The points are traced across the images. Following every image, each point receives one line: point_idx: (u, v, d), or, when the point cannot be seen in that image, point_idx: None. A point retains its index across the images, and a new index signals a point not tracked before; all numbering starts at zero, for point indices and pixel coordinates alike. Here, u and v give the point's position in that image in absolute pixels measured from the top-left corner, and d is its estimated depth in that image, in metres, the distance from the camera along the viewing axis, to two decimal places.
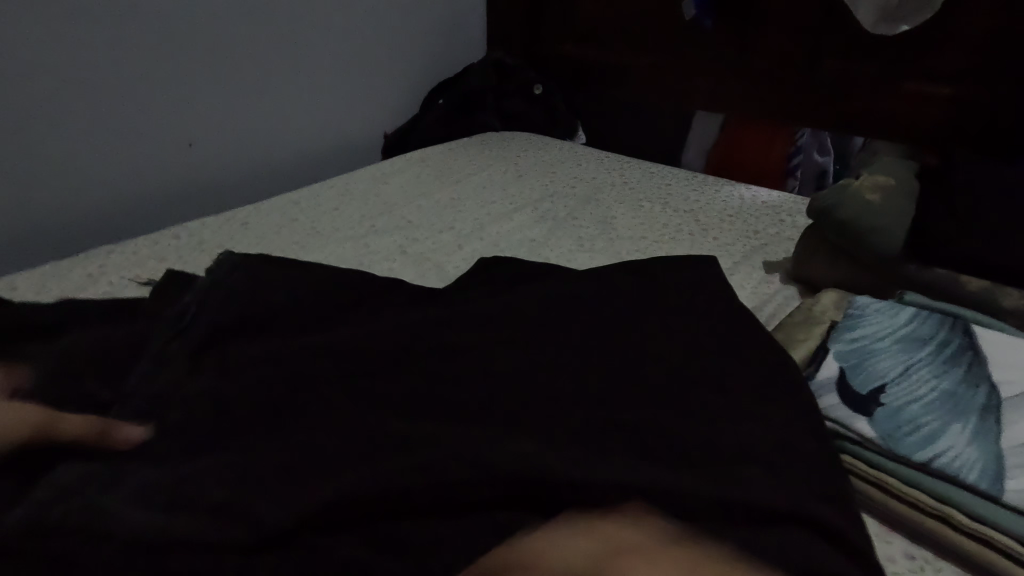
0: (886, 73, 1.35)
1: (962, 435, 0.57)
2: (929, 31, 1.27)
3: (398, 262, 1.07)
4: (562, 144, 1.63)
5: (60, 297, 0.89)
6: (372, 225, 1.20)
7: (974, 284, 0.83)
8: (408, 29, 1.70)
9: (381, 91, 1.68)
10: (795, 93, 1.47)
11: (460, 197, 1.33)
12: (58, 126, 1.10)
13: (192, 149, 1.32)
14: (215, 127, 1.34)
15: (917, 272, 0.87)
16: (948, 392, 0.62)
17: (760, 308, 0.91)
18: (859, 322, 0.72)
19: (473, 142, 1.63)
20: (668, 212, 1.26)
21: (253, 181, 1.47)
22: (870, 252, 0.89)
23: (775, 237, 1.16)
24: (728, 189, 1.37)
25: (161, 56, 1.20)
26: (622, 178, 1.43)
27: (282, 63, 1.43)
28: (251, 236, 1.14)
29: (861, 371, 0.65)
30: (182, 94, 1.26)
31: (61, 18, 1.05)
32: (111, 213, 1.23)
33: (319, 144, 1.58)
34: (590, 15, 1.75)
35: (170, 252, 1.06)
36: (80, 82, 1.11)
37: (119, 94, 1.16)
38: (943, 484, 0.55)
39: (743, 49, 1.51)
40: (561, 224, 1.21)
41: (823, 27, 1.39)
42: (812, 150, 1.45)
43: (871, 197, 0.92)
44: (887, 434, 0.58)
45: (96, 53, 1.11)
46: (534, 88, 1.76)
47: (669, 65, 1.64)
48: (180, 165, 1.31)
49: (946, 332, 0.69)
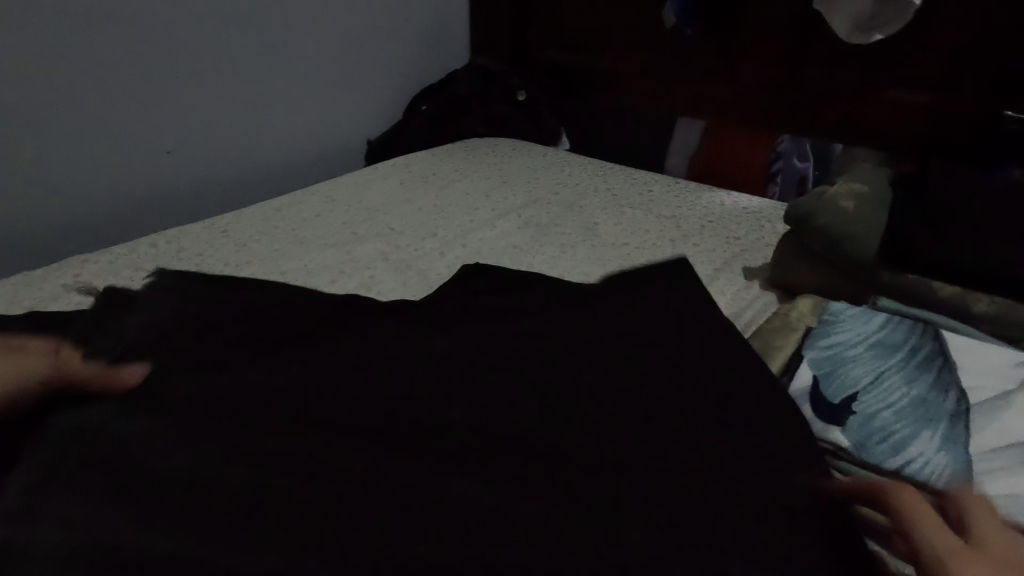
0: (863, 80, 1.37)
1: (932, 442, 0.58)
2: (905, 40, 1.29)
3: (379, 270, 1.06)
4: (545, 150, 1.63)
5: (30, 309, 0.87)
6: (353, 233, 1.19)
7: (945, 290, 0.85)
8: (391, 35, 1.70)
9: (364, 98, 1.68)
10: (775, 102, 1.49)
11: (444, 204, 1.33)
12: (30, 134, 1.09)
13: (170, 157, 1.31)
14: (195, 135, 1.33)
15: (891, 279, 0.88)
16: (919, 399, 0.63)
17: (739, 314, 0.92)
18: (833, 329, 0.73)
19: (456, 149, 1.63)
20: (650, 218, 1.27)
21: (233, 189, 1.45)
22: (847, 258, 0.90)
23: (754, 242, 1.17)
24: (709, 195, 1.38)
25: (138, 64, 1.19)
26: (605, 184, 1.43)
27: (263, 70, 1.42)
28: (231, 243, 1.12)
29: (835, 379, 0.66)
30: (160, 102, 1.25)
31: (33, 22, 1.04)
32: (85, 222, 1.21)
33: (302, 151, 1.57)
34: (572, 23, 1.76)
35: (148, 260, 1.05)
36: (56, 90, 1.09)
37: (94, 101, 1.15)
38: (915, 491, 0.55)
39: (724, 56, 1.52)
40: (544, 231, 1.21)
41: (801, 35, 1.40)
42: (792, 157, 1.53)
43: (846, 204, 0.93)
44: (859, 442, 0.59)
45: (70, 58, 1.10)
46: (518, 95, 1.76)
47: (652, 71, 1.65)
48: (158, 173, 1.30)
49: (917, 338, 0.71)
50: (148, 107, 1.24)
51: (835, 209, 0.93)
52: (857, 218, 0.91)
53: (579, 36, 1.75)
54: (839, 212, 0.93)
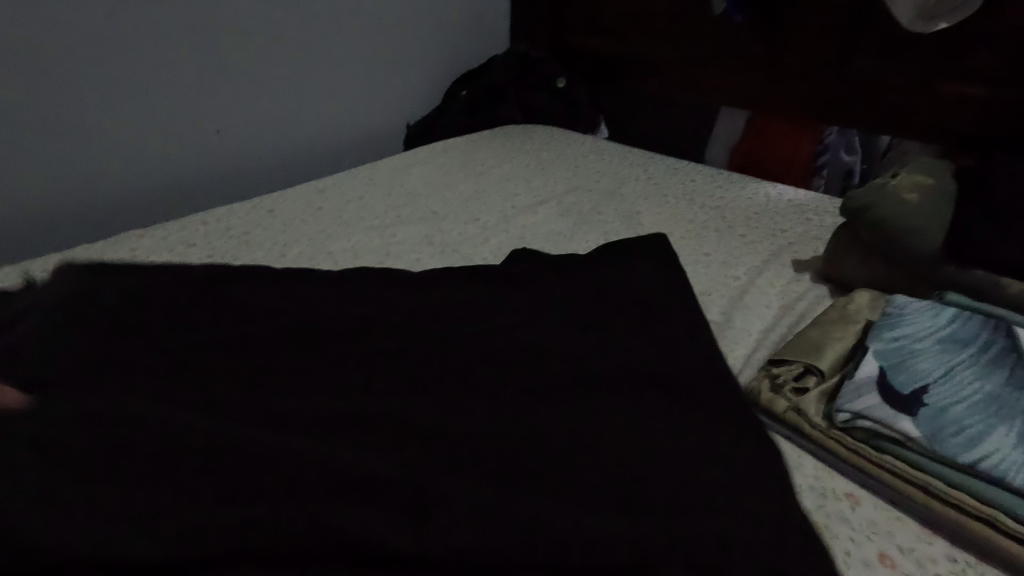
0: (920, 72, 1.32)
1: (1007, 438, 0.58)
2: (970, 30, 1.24)
3: (425, 254, 1.08)
4: (585, 138, 1.61)
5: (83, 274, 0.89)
6: (398, 217, 1.20)
7: (1014, 287, 0.82)
8: (437, 18, 1.69)
9: (406, 80, 1.67)
10: (825, 93, 1.45)
11: (485, 190, 1.33)
12: (70, 118, 1.12)
13: (96, 107, 1.14)
14: (142, 98, 1.20)
15: (956, 274, 0.85)
16: (992, 394, 0.62)
17: (790, 307, 0.91)
18: (898, 321, 0.72)
19: (495, 135, 1.62)
20: (694, 208, 1.26)
21: (276, 169, 1.48)
22: (910, 252, 0.88)
23: (801, 235, 1.15)
24: (752, 186, 1.35)
25: (201, 59, 1.25)
26: (647, 173, 1.42)
27: (308, 53, 1.43)
28: (277, 223, 1.15)
29: (903, 371, 0.65)
30: (202, 81, 1.27)
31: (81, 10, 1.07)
32: (123, 203, 1.25)
33: (343, 133, 1.58)
34: (615, 9, 1.73)
35: (198, 237, 1.09)
36: (100, 79, 1.13)
37: (136, 86, 1.18)
38: (972, 479, 0.57)
39: (774, 45, 1.48)
40: (587, 218, 1.21)
41: (857, 22, 1.35)
42: (839, 150, 1.49)
43: (908, 196, 0.91)
44: (931, 433, 0.59)
45: (114, 46, 1.13)
46: (557, 82, 1.74)
47: (695, 59, 1.62)
48: (71, 147, 1.14)
49: (987, 333, 0.69)
50: (22, 62, 1.04)
51: (897, 201, 0.90)
52: (920, 212, 0.89)
53: (620, 25, 1.74)
54: (902, 204, 0.89)
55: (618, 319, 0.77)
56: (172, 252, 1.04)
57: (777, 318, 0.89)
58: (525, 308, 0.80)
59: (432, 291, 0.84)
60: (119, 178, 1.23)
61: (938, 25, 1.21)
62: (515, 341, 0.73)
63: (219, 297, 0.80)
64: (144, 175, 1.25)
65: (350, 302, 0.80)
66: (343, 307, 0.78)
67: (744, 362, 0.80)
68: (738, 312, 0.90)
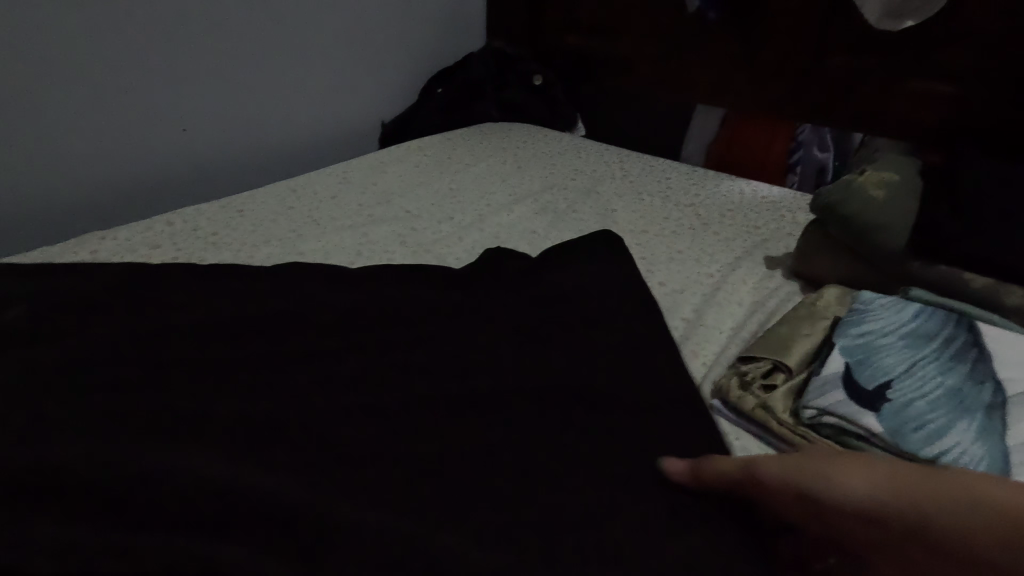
0: (889, 70, 1.34)
1: (968, 433, 0.59)
2: (936, 29, 1.25)
3: (398, 253, 1.07)
4: (561, 135, 1.61)
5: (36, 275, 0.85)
6: (370, 215, 1.19)
7: (978, 282, 0.84)
8: (412, 15, 1.66)
9: (381, 78, 1.65)
10: (798, 90, 1.46)
11: (460, 188, 1.32)
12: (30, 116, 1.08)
13: (58, 105, 1.10)
14: (107, 95, 1.16)
15: (921, 270, 0.87)
16: (954, 389, 0.63)
17: (761, 304, 0.92)
18: (865, 317, 0.73)
19: (472, 132, 1.60)
20: (668, 205, 1.26)
21: (248, 168, 1.45)
22: (877, 248, 0.89)
23: (774, 232, 1.16)
24: (727, 183, 1.36)
25: (166, 59, 1.22)
26: (623, 170, 1.42)
27: (280, 50, 1.40)
28: (247, 223, 1.13)
29: (868, 367, 0.66)
30: (170, 79, 1.24)
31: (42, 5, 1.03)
32: (87, 204, 1.21)
33: (316, 131, 1.56)
34: (591, 6, 1.72)
35: (164, 238, 1.06)
36: (61, 75, 1.09)
37: (99, 83, 1.14)
38: None
39: (748, 43, 1.49)
40: (562, 216, 1.20)
41: (828, 21, 1.37)
42: (812, 147, 1.51)
43: (876, 192, 0.92)
44: (894, 430, 0.59)
45: (77, 42, 1.09)
46: (534, 79, 1.74)
47: (671, 57, 1.62)
48: (31, 146, 1.09)
49: (951, 328, 0.70)
50: None
51: (865, 198, 0.91)
52: (887, 208, 0.89)
53: (596, 22, 1.73)
54: (870, 201, 0.90)
55: (589, 319, 0.77)
56: (138, 253, 1.01)
57: (749, 315, 0.89)
58: (496, 307, 0.79)
59: (402, 292, 0.82)
60: (84, 179, 1.18)
61: (906, 23, 1.23)
62: (485, 344, 0.72)
63: (183, 305, 0.78)
64: (109, 176, 1.22)
65: (318, 302, 0.79)
66: (311, 308, 0.77)
67: (714, 359, 0.80)
68: (709, 309, 0.90)
